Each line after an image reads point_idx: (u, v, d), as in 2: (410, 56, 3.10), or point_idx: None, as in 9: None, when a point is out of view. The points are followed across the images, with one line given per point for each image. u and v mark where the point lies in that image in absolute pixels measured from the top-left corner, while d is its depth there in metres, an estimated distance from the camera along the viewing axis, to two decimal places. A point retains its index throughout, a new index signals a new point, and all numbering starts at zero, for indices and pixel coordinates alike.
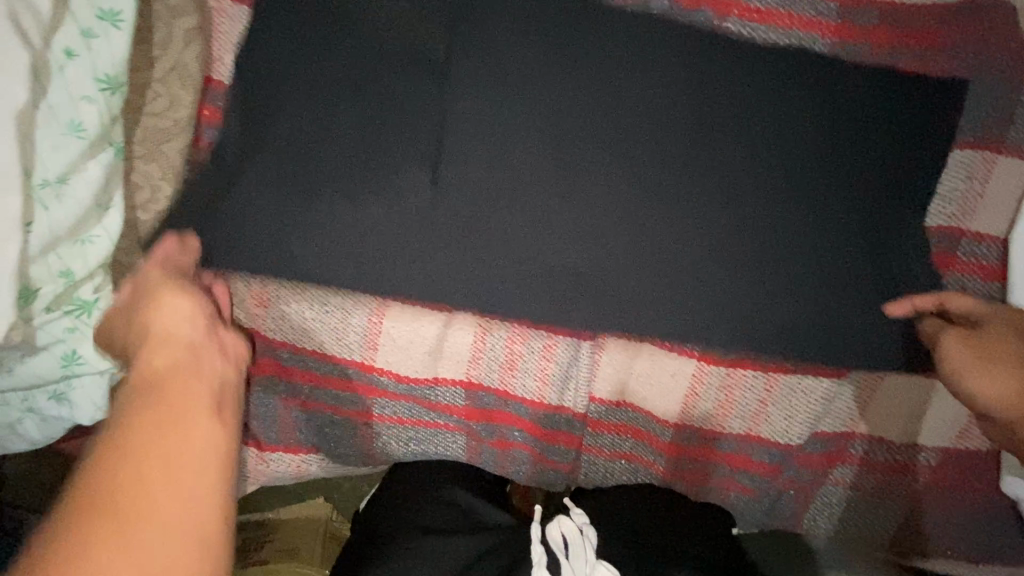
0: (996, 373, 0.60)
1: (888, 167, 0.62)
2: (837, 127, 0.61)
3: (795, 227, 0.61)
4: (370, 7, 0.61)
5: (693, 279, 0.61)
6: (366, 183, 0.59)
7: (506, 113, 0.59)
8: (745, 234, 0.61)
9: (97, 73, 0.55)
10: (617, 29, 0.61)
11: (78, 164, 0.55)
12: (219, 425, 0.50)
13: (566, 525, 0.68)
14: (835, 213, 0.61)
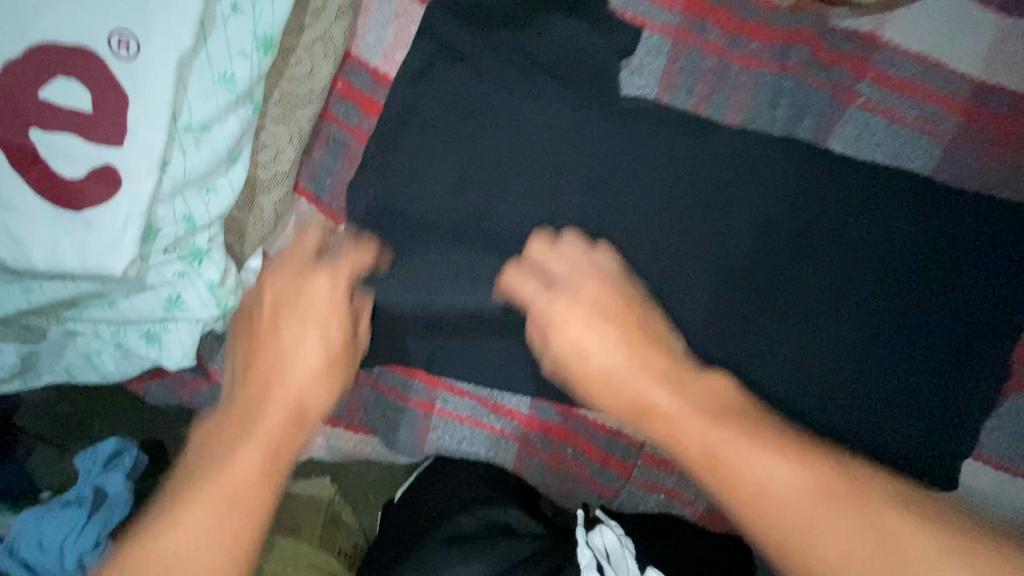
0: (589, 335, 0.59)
1: (891, 252, 0.67)
2: (851, 205, 0.67)
3: (798, 304, 0.67)
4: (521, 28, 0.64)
5: (777, 348, 0.67)
6: (494, 192, 0.66)
7: (629, 160, 0.67)
8: (817, 303, 0.67)
9: (257, 32, 0.56)
10: (734, 102, 0.67)
11: (220, 115, 0.56)
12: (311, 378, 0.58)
13: (606, 535, 0.65)
14: (835, 292, 0.67)
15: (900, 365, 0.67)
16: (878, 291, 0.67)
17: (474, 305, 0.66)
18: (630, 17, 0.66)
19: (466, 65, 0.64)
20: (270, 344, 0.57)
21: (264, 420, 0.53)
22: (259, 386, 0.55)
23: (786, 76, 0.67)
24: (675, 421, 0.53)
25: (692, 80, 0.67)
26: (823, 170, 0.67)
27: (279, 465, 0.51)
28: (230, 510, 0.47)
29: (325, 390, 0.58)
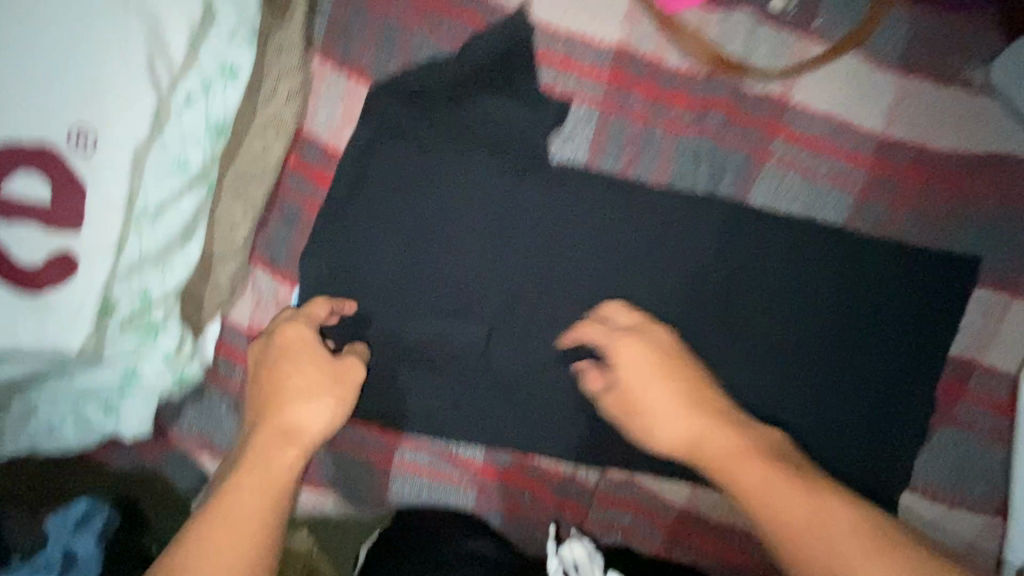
0: (665, 420, 0.64)
1: (812, 300, 0.71)
2: (771, 256, 0.72)
3: (724, 348, 0.72)
4: (460, 104, 0.70)
5: (705, 392, 0.72)
6: (441, 254, 0.71)
7: (566, 221, 0.72)
8: (744, 348, 0.72)
9: (209, 120, 0.61)
10: (659, 167, 0.74)
11: (175, 197, 0.60)
12: (323, 404, 0.62)
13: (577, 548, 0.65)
14: (758, 336, 0.72)
15: (821, 405, 0.72)
16: (799, 336, 0.72)
17: (441, 345, 0.71)
18: (559, 91, 0.73)
19: (409, 139, 0.69)
20: (286, 390, 0.62)
21: (262, 442, 0.59)
22: (268, 416, 0.61)
23: (705, 139, 0.73)
24: (715, 461, 0.61)
25: (619, 146, 0.74)
26: (745, 223, 0.72)
27: (281, 490, 0.57)
28: (240, 516, 0.54)
29: (329, 406, 0.62)
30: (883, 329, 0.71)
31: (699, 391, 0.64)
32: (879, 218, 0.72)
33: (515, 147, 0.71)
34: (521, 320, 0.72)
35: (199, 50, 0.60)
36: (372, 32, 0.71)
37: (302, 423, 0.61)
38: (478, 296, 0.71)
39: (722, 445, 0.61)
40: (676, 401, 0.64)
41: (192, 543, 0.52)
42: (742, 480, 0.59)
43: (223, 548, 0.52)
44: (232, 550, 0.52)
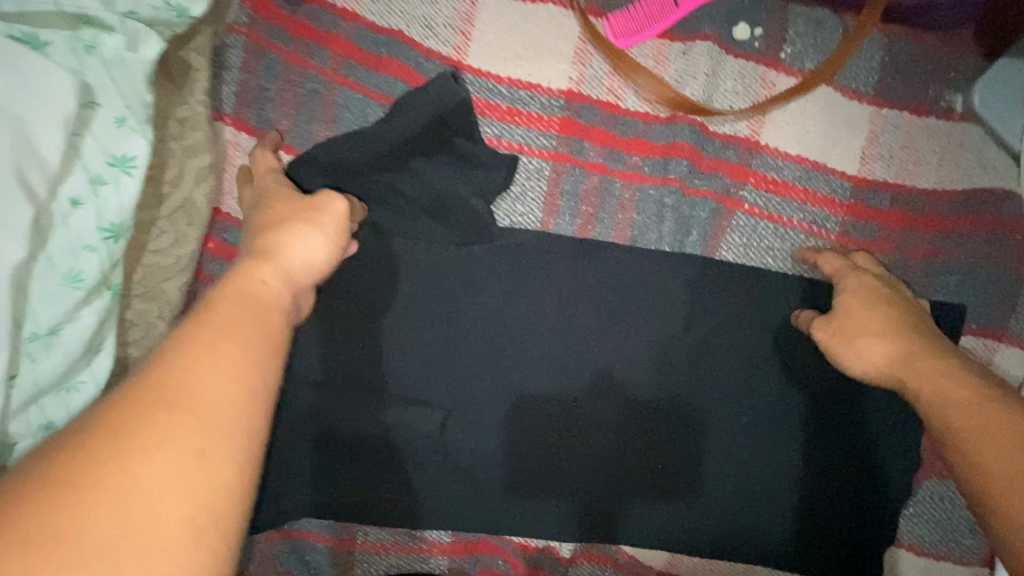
0: (869, 345, 0.59)
1: (784, 368, 0.68)
2: (743, 319, 0.67)
3: (698, 421, 0.68)
4: (392, 168, 0.62)
5: (682, 463, 0.68)
6: (385, 335, 0.65)
7: (521, 289, 0.66)
8: (716, 415, 0.68)
9: (102, 222, 0.54)
10: (620, 222, 0.67)
11: (71, 314, 0.53)
12: (314, 247, 0.52)
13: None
14: (732, 408, 0.68)
15: (803, 473, 0.69)
16: (775, 405, 0.68)
17: (396, 430, 0.65)
18: (510, 147, 0.67)
19: None
20: (277, 223, 0.53)
21: (238, 290, 0.44)
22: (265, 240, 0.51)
23: (668, 190, 0.67)
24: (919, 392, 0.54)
25: (575, 203, 0.67)
26: (714, 282, 0.66)
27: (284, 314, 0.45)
28: (222, 352, 0.38)
29: (320, 235, 0.53)
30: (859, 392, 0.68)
31: (899, 297, 0.61)
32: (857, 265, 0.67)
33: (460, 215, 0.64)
34: (478, 398, 0.66)
35: (83, 143, 0.53)
36: (290, 96, 0.64)
37: (276, 253, 0.49)
38: (431, 377, 0.66)
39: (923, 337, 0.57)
40: (873, 294, 0.61)
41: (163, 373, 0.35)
42: (935, 397, 0.52)
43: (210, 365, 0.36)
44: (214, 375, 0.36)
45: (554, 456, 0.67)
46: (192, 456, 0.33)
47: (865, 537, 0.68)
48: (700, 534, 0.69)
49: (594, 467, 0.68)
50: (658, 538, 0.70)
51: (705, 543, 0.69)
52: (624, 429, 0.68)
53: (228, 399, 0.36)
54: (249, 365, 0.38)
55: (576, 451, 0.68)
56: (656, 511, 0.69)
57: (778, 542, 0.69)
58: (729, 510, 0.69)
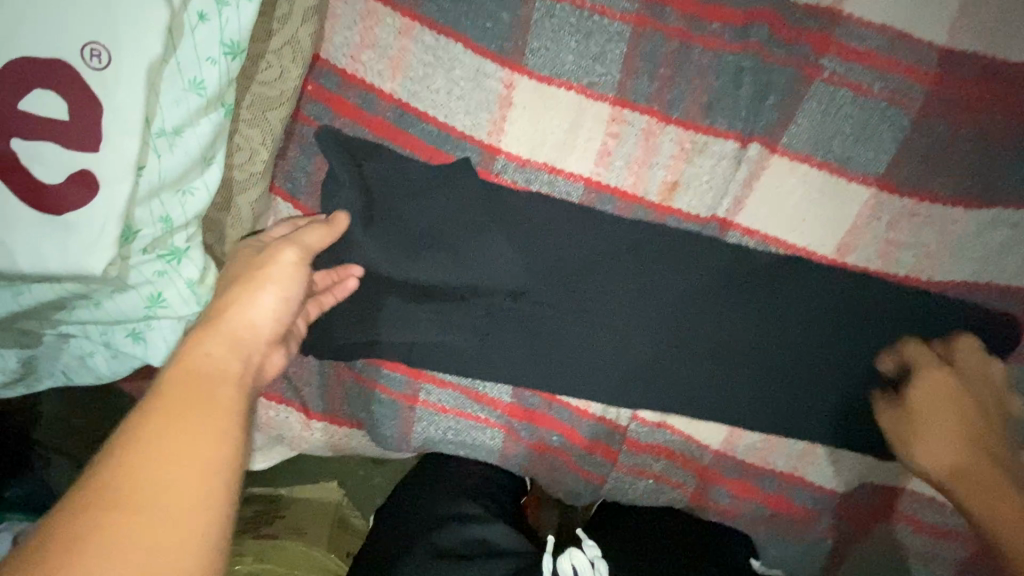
0: (936, 442, 0.63)
1: (861, 250, 0.69)
2: (812, 190, 0.68)
3: (771, 298, 0.69)
4: (483, 23, 0.66)
5: (742, 331, 0.70)
6: (467, 183, 0.69)
7: (590, 149, 0.69)
8: (783, 286, 0.69)
9: (224, 38, 0.58)
10: (699, 89, 0.68)
11: (192, 119, 0.59)
12: (267, 302, 0.53)
13: (576, 558, 0.66)
14: (806, 287, 0.69)
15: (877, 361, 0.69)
16: (852, 291, 0.69)
17: (471, 278, 0.70)
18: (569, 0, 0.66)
19: (434, 64, 0.68)
20: (240, 275, 0.56)
21: (187, 367, 0.46)
22: (231, 296, 0.53)
23: (747, 55, 0.67)
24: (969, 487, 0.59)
25: (653, 66, 0.68)
26: (787, 148, 0.68)
27: (221, 376, 0.46)
28: (167, 441, 0.41)
29: (275, 291, 0.54)
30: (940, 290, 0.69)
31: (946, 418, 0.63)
32: (940, 139, 0.67)
33: (545, 77, 0.68)
34: (550, 248, 0.70)
35: None
36: None
37: (227, 310, 0.51)
38: (506, 228, 0.69)
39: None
40: (934, 388, 0.65)
41: (102, 457, 0.40)
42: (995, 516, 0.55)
43: (152, 455, 0.40)
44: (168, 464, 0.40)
45: (616, 309, 0.71)
46: (121, 531, 0.36)
47: None
48: (763, 407, 0.72)
49: (656, 326, 0.71)
50: (721, 407, 0.72)
51: (767, 417, 0.72)
52: (705, 291, 0.70)
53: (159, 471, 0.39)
54: (191, 425, 0.42)
55: (639, 314, 0.70)
56: (718, 375, 0.71)
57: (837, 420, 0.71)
58: (791, 385, 0.71)
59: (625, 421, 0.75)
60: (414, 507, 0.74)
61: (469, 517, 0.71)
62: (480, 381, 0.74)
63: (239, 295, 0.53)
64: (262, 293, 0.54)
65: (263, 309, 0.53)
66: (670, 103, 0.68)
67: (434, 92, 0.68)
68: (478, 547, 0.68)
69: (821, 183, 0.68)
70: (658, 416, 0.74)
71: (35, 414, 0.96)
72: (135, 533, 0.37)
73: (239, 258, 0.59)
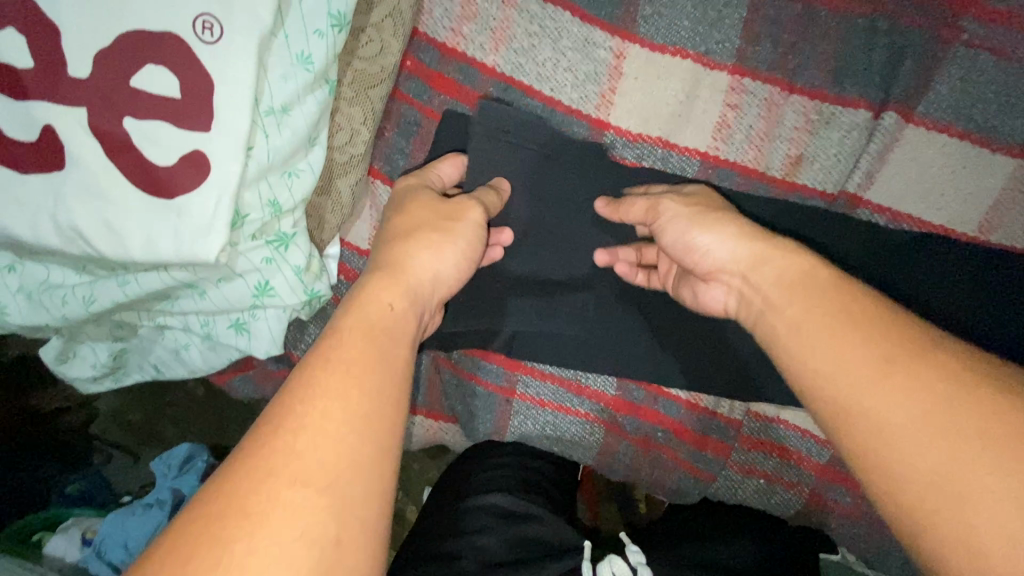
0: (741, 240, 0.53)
1: (1003, 231, 0.64)
2: (954, 163, 0.62)
3: (903, 277, 0.66)
4: None
5: None
6: (576, 163, 0.65)
7: (705, 123, 0.65)
8: (912, 269, 0.65)
9: (331, 9, 0.55)
10: (826, 55, 0.63)
11: (299, 97, 0.55)
12: (435, 257, 0.51)
13: (618, 566, 0.57)
14: (939, 269, 0.65)
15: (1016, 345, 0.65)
16: (991, 271, 0.65)
17: (579, 263, 0.67)
18: None
19: (538, 36, 0.63)
20: (405, 230, 0.53)
21: (366, 321, 0.45)
22: (396, 251, 0.51)
23: (881, 15, 0.61)
24: (793, 344, 0.46)
25: (776, 31, 0.63)
26: (924, 117, 0.62)
27: (390, 333, 0.45)
28: (341, 393, 0.39)
29: (443, 252, 0.52)
30: None
31: (811, 281, 0.47)
32: None
33: (658, 44, 0.63)
34: None
35: None
36: None
37: (410, 264, 0.50)
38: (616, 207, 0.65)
39: (848, 367, 0.41)
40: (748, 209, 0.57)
41: (277, 407, 0.38)
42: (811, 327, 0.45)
43: (330, 408, 0.38)
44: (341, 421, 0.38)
45: None
46: (297, 491, 0.35)
47: None
48: None
49: None
50: None
51: None
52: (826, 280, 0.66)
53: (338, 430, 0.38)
54: (364, 383, 0.40)
55: None
56: None
57: None
58: None
59: (738, 415, 0.70)
60: (449, 505, 0.66)
61: (508, 514, 0.64)
62: (582, 372, 0.70)
63: (405, 254, 0.51)
64: (431, 250, 0.52)
65: (433, 267, 0.51)
66: (793, 72, 0.63)
67: (539, 65, 0.64)
68: (531, 547, 0.61)
69: (961, 155, 0.62)
70: (773, 409, 0.70)
71: (92, 411, 0.92)
72: (315, 494, 0.35)
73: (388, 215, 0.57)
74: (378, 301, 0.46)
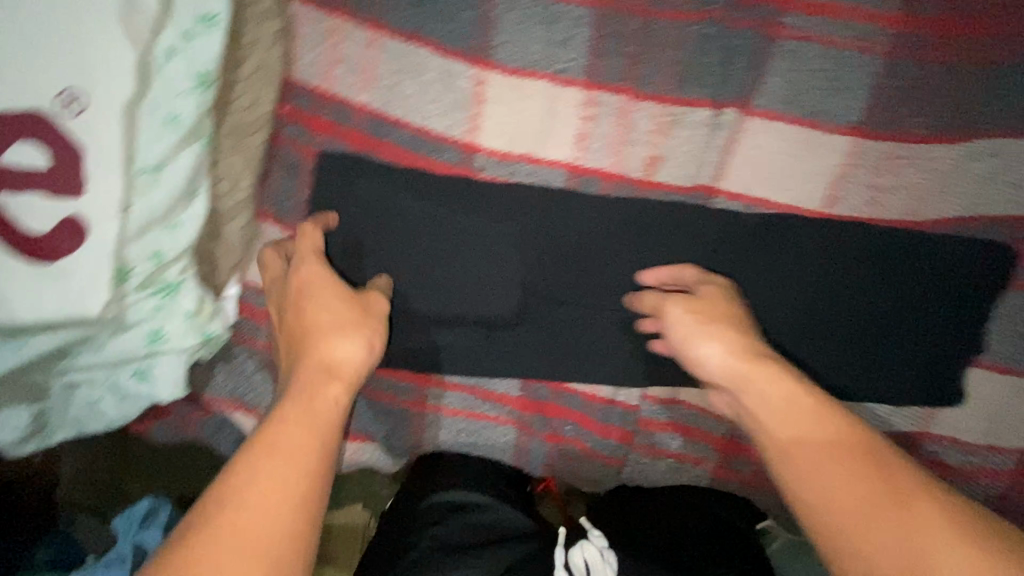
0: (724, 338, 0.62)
1: (853, 201, 0.68)
2: (795, 149, 0.68)
3: (770, 266, 0.70)
4: (447, 26, 0.68)
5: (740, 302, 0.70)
6: (453, 186, 0.69)
7: (565, 134, 0.70)
8: (781, 246, 0.69)
9: (195, 71, 0.59)
10: (667, 62, 0.68)
11: (173, 154, 0.59)
12: (363, 348, 0.58)
13: (588, 552, 0.62)
14: (798, 250, 0.69)
15: (875, 313, 0.70)
16: (848, 250, 0.69)
17: (468, 283, 0.70)
18: None
19: (404, 72, 0.69)
20: (330, 322, 0.59)
21: (308, 399, 0.53)
22: (325, 344, 0.57)
23: (710, 22, 0.67)
24: (795, 457, 0.55)
25: (620, 45, 0.68)
26: (763, 109, 0.68)
27: (329, 426, 0.52)
28: (287, 448, 0.49)
29: (366, 338, 0.59)
30: (953, 244, 0.67)
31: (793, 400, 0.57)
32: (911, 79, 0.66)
33: (514, 68, 0.69)
34: (543, 235, 0.70)
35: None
36: None
37: (342, 355, 0.57)
38: (495, 215, 0.70)
39: (853, 490, 0.51)
40: (693, 311, 0.64)
41: (240, 458, 0.48)
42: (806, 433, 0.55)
43: (274, 459, 0.48)
44: (279, 503, 0.45)
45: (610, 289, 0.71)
46: (250, 521, 0.44)
47: (937, 373, 0.70)
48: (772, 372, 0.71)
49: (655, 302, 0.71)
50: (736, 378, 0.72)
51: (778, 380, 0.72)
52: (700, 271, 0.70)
53: (278, 476, 0.47)
54: (300, 440, 0.50)
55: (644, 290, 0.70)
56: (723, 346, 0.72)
57: (853, 375, 0.71)
58: (814, 344, 0.71)
59: (637, 401, 0.75)
60: (408, 504, 0.68)
61: (461, 507, 0.68)
62: (488, 379, 0.74)
63: (338, 341, 0.58)
64: (359, 342, 0.58)
65: (360, 355, 0.58)
66: (641, 81, 0.69)
67: (407, 99, 0.69)
68: (486, 534, 0.65)
69: (799, 140, 0.68)
70: (670, 391, 0.75)
71: None
72: (256, 541, 0.43)
73: (310, 306, 0.60)
74: (308, 388, 0.54)
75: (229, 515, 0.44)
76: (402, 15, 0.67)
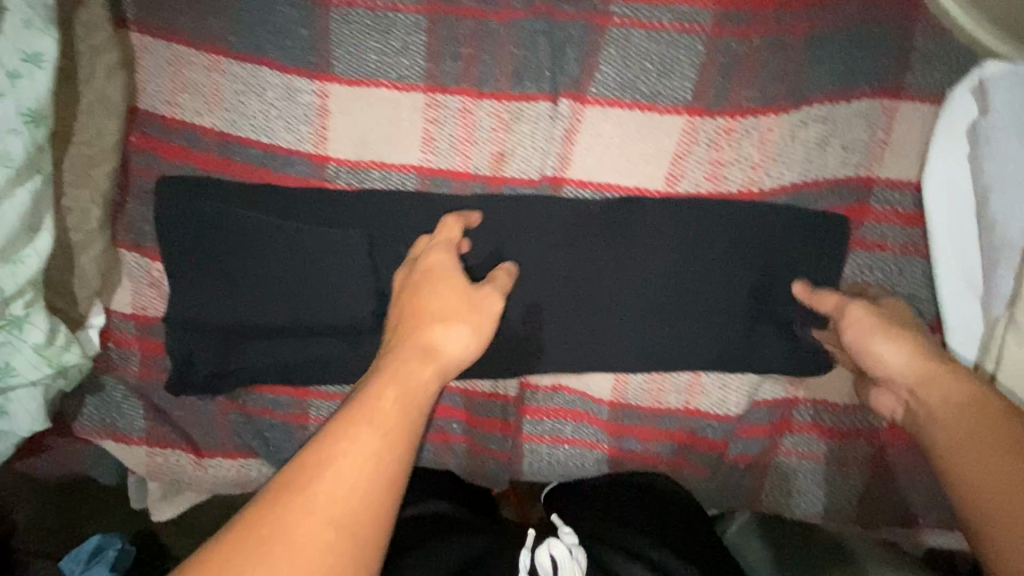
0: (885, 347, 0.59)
1: (697, 176, 0.70)
2: (634, 131, 0.70)
3: (622, 247, 0.71)
4: (283, 44, 0.69)
5: (597, 286, 0.72)
6: (304, 198, 0.70)
7: (411, 138, 0.71)
8: (630, 227, 0.71)
9: (21, 108, 0.60)
10: (503, 59, 0.70)
11: (5, 192, 0.60)
12: (468, 341, 0.56)
13: (557, 549, 0.56)
14: (652, 230, 0.70)
15: (736, 284, 0.71)
16: (704, 227, 0.70)
17: (333, 290, 0.70)
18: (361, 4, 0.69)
19: (247, 92, 0.70)
20: (450, 311, 0.57)
21: (399, 380, 0.51)
22: (431, 330, 0.56)
23: (539, 17, 0.69)
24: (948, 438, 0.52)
25: (455, 47, 0.70)
26: (598, 95, 0.69)
27: (421, 410, 0.51)
28: (374, 431, 0.47)
29: (466, 331, 0.57)
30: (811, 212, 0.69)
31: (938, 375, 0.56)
32: (738, 54, 0.68)
33: (354, 79, 0.70)
34: (398, 236, 0.70)
35: None
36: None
37: (445, 341, 0.56)
38: (346, 222, 0.70)
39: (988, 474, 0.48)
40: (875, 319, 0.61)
41: (329, 430, 0.47)
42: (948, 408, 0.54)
43: (360, 441, 0.46)
44: (362, 486, 0.45)
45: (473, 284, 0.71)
46: (326, 505, 0.43)
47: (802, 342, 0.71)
48: (636, 352, 0.73)
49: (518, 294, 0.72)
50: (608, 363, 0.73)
51: (645, 359, 0.73)
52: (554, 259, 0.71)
53: (356, 463, 0.45)
54: (387, 424, 0.48)
55: None
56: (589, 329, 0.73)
57: (720, 347, 0.72)
58: (680, 319, 0.72)
59: (516, 391, 0.76)
60: None
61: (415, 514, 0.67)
62: None
63: (443, 327, 0.56)
64: (465, 327, 0.57)
65: (461, 344, 0.56)
66: (480, 80, 0.70)
67: (252, 117, 0.70)
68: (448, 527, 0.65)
69: (636, 123, 0.69)
70: (552, 378, 0.76)
71: None
72: (326, 529, 0.42)
73: (431, 298, 0.58)
74: (411, 374, 0.52)
75: (299, 494, 0.43)
76: (238, 38, 0.69)
